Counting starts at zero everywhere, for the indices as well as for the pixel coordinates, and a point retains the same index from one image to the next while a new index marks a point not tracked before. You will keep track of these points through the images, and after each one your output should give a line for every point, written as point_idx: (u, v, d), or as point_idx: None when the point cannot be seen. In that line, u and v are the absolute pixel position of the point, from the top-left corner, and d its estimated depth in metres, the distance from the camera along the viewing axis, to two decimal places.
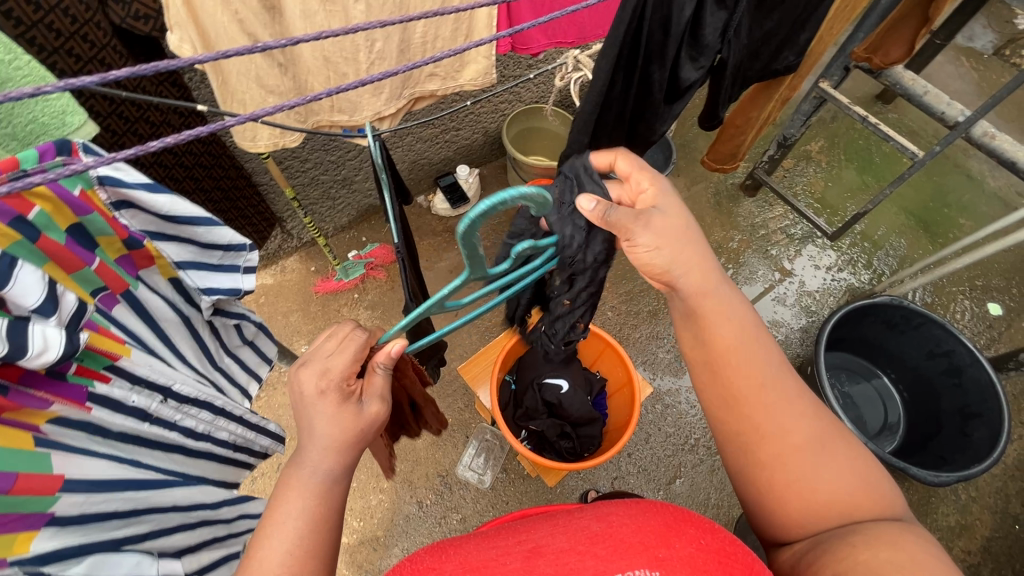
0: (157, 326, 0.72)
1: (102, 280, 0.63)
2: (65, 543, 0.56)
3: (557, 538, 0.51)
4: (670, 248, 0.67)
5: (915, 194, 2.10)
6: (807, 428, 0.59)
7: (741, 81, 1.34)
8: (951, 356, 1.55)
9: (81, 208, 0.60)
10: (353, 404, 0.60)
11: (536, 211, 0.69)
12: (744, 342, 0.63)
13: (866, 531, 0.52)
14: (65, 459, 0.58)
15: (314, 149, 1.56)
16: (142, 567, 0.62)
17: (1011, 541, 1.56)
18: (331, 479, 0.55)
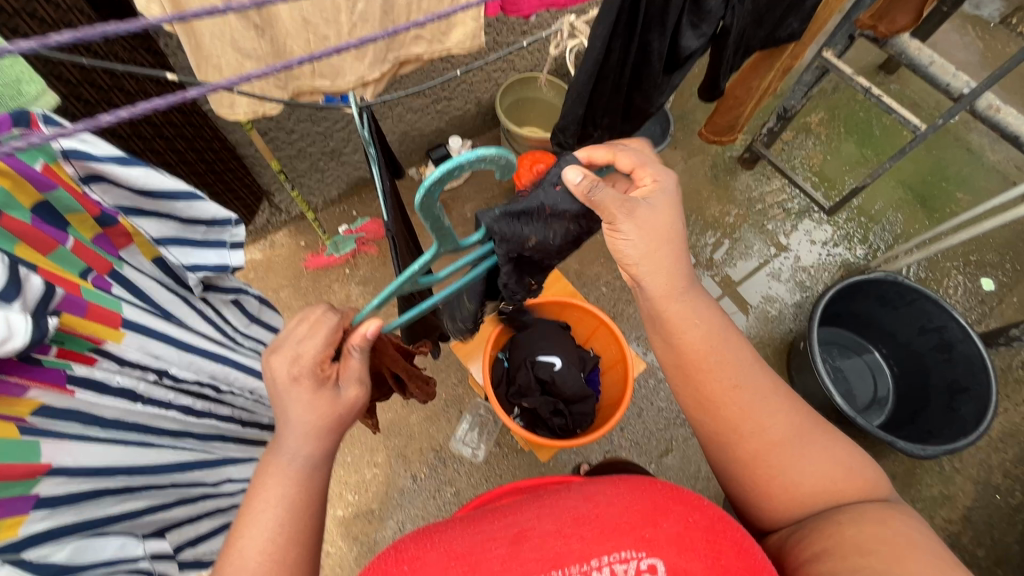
0: (159, 306, 0.70)
1: (83, 261, 0.61)
2: (55, 523, 0.57)
3: (543, 521, 0.50)
4: (642, 245, 0.67)
5: (914, 168, 2.08)
6: (784, 424, 0.61)
7: (744, 50, 1.30)
8: (942, 332, 1.55)
9: (43, 183, 0.57)
10: (330, 387, 0.59)
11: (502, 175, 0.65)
12: (716, 342, 0.64)
13: (848, 514, 0.55)
14: (55, 446, 0.57)
15: (300, 120, 1.51)
16: (128, 548, 0.63)
17: (991, 510, 1.61)
18: (310, 465, 0.56)
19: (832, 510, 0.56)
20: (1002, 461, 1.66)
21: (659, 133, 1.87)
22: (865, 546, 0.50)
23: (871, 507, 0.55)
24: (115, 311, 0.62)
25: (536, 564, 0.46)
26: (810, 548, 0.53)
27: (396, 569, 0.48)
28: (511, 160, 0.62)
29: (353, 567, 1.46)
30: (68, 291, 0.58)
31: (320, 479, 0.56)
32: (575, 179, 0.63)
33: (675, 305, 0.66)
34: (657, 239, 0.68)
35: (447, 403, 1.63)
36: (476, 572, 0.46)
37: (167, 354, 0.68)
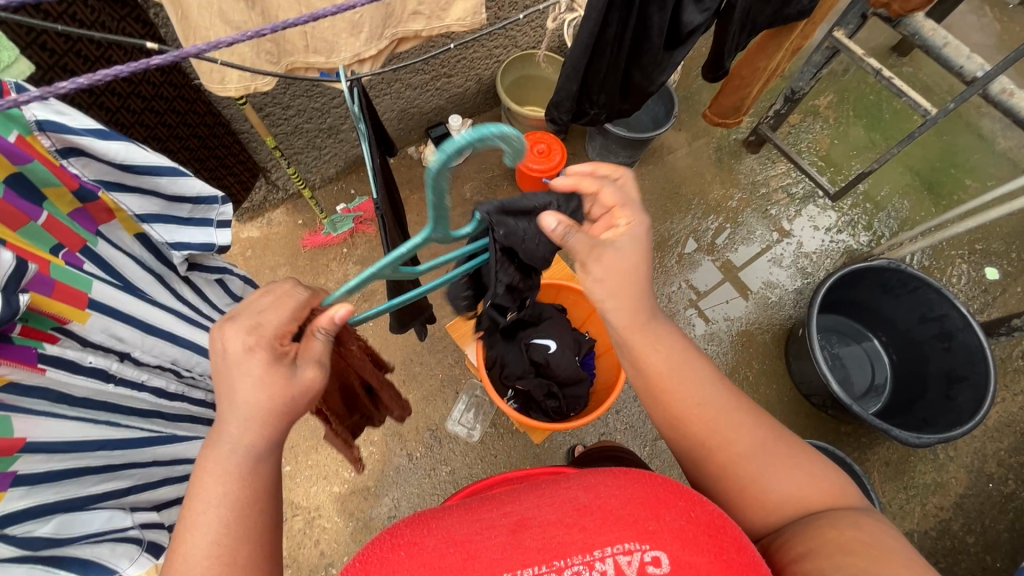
0: (125, 280, 0.67)
1: (54, 236, 0.60)
2: (34, 501, 0.59)
3: (543, 510, 0.50)
4: (614, 285, 0.66)
5: (923, 154, 2.04)
6: (750, 438, 0.61)
7: (751, 28, 1.26)
8: (943, 321, 1.54)
9: (18, 156, 0.56)
10: (287, 365, 0.57)
11: (512, 162, 0.65)
12: (676, 365, 0.64)
13: (826, 519, 0.54)
14: (27, 422, 0.58)
15: (296, 95, 1.48)
16: (115, 521, 0.67)
17: (983, 498, 1.61)
18: (252, 455, 0.54)
19: (810, 516, 0.56)
20: (997, 450, 1.67)
21: (663, 114, 1.83)
22: (849, 545, 0.50)
23: (845, 513, 0.55)
24: (83, 290, 0.61)
25: (536, 554, 0.46)
26: (793, 550, 0.53)
27: (392, 554, 0.48)
28: (523, 147, 0.63)
29: (349, 541, 1.48)
30: (38, 269, 0.57)
31: (266, 469, 0.55)
32: (548, 224, 0.63)
33: (637, 334, 0.66)
34: (629, 269, 0.66)
35: (443, 383, 1.63)
36: (475, 560, 0.46)
37: (134, 337, 0.67)
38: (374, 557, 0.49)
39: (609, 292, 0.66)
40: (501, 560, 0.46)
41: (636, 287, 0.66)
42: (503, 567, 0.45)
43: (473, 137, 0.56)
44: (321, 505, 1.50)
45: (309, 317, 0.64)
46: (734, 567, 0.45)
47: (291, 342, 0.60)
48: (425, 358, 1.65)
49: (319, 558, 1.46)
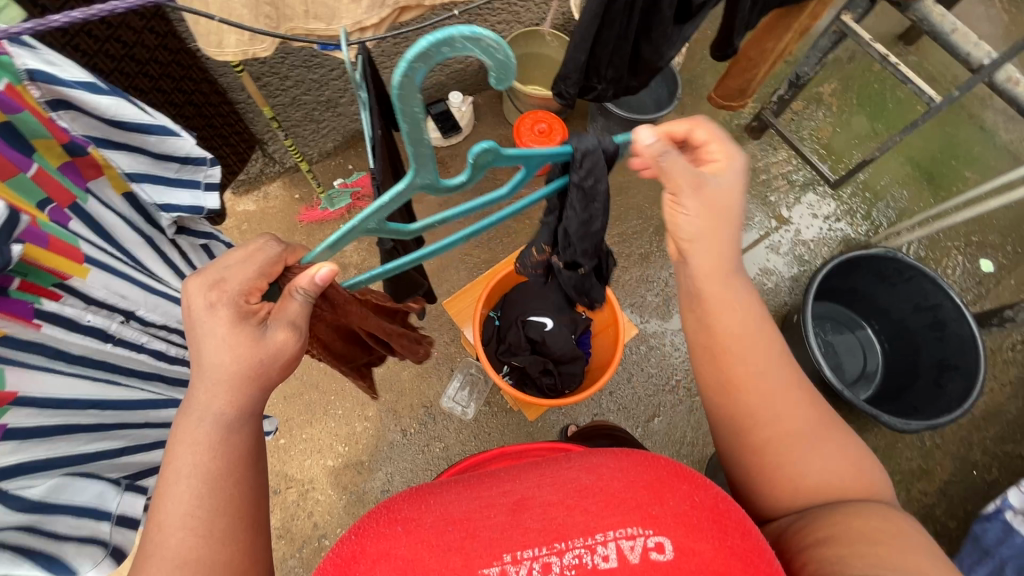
0: (121, 248, 0.68)
1: (44, 190, 0.59)
2: (24, 457, 0.60)
3: (545, 490, 0.50)
4: (706, 227, 0.65)
5: (924, 144, 2.03)
6: (804, 419, 0.60)
7: (761, 7, 1.25)
8: (937, 310, 1.55)
9: (9, 105, 0.55)
10: (256, 325, 0.57)
11: (499, 84, 0.55)
12: (749, 333, 0.63)
13: (851, 506, 0.55)
14: (23, 375, 0.58)
15: (294, 65, 1.46)
16: (103, 497, 0.69)
17: (966, 485, 1.64)
18: (223, 426, 0.55)
19: (835, 503, 0.57)
20: (982, 439, 1.69)
21: (666, 97, 1.81)
22: (872, 536, 0.51)
23: (872, 505, 0.56)
24: (74, 247, 0.60)
25: (538, 535, 0.46)
26: (813, 533, 0.53)
27: (390, 529, 0.48)
28: (509, 61, 0.52)
29: (342, 514, 1.50)
30: (30, 222, 0.55)
31: (241, 438, 0.56)
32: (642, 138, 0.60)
33: (711, 290, 0.65)
34: (723, 207, 0.65)
35: (439, 361, 1.63)
36: (474, 538, 0.46)
37: (133, 294, 0.67)
38: (372, 530, 0.49)
39: (700, 237, 0.64)
40: (501, 539, 0.46)
41: (723, 230, 0.65)
42: (502, 546, 0.45)
43: (439, 49, 0.50)
44: (315, 478, 1.52)
45: (283, 274, 0.64)
46: (737, 555, 0.45)
47: (261, 301, 0.60)
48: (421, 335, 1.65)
49: (312, 530, 1.48)
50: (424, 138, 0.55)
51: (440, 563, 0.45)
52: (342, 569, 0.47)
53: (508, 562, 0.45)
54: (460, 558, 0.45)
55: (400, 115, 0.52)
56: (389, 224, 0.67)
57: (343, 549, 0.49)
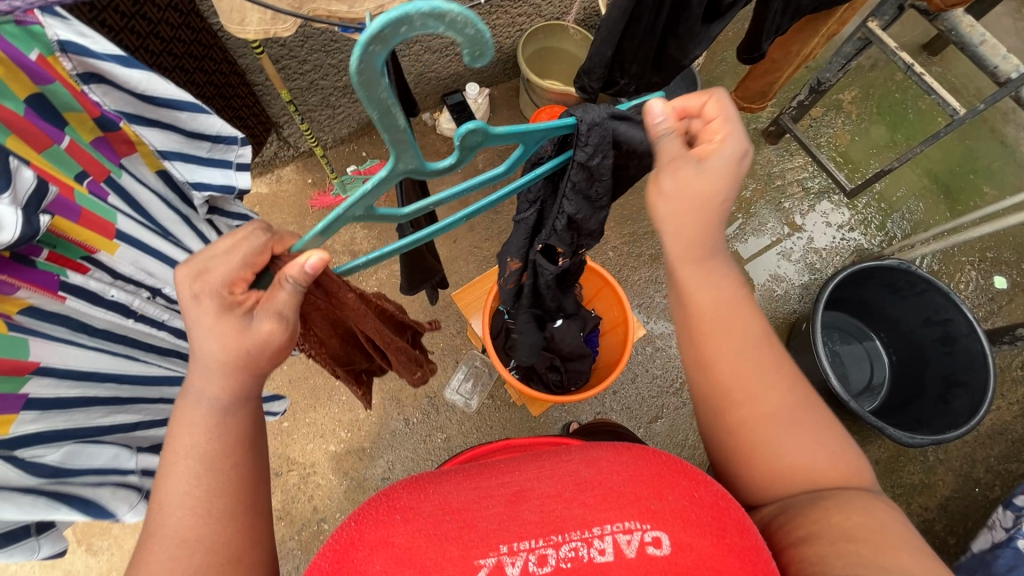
0: (156, 222, 0.70)
1: (78, 162, 0.60)
2: (45, 426, 0.62)
3: (544, 482, 0.50)
4: (676, 208, 0.63)
5: (943, 157, 2.00)
6: (780, 400, 0.60)
7: (793, 10, 1.24)
8: (947, 325, 1.53)
9: (40, 76, 0.56)
10: (241, 316, 0.55)
11: (475, 63, 0.48)
12: (725, 309, 0.64)
13: (832, 500, 0.54)
14: (43, 347, 0.61)
15: (313, 49, 1.45)
16: (119, 459, 0.71)
17: (967, 502, 1.64)
18: (220, 409, 0.55)
19: (818, 494, 0.55)
20: (986, 457, 1.68)
21: None
22: (852, 533, 0.50)
23: (851, 492, 0.55)
24: (109, 221, 0.62)
25: (535, 527, 0.46)
26: (794, 532, 0.53)
27: (388, 517, 0.48)
28: (482, 36, 0.46)
29: (342, 499, 1.51)
30: (62, 194, 0.57)
31: (240, 418, 0.56)
32: (653, 114, 0.59)
33: (688, 269, 0.65)
34: (708, 192, 0.62)
35: (444, 352, 1.63)
36: (472, 528, 0.46)
37: (161, 272, 0.69)
38: (369, 518, 0.49)
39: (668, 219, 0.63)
40: (498, 530, 0.46)
41: (703, 215, 0.63)
42: (499, 537, 0.45)
43: (397, 30, 0.45)
44: (317, 462, 1.53)
45: (272, 262, 0.60)
46: (737, 552, 0.45)
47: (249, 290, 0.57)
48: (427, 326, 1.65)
49: (312, 513, 1.49)
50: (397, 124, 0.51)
51: (438, 552, 0.45)
52: (340, 555, 0.47)
53: (505, 552, 0.44)
54: (457, 547, 0.45)
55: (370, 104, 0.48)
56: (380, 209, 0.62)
57: (343, 535, 0.49)
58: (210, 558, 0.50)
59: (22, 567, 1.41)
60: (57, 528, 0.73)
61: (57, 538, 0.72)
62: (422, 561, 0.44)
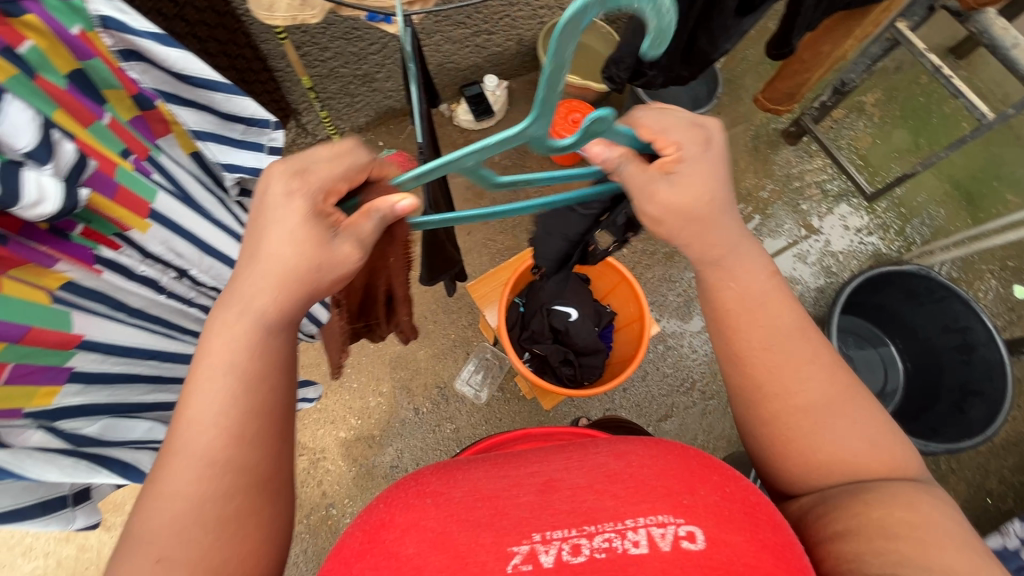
0: (182, 188, 0.71)
1: (121, 139, 0.63)
2: (87, 400, 0.64)
3: (574, 473, 0.50)
4: (676, 225, 0.64)
5: (966, 163, 1.97)
6: (816, 391, 0.59)
7: (825, 6, 1.22)
8: (966, 333, 1.51)
9: (81, 51, 0.58)
10: (326, 228, 0.55)
11: (651, 50, 0.51)
12: (753, 304, 0.63)
13: (873, 492, 0.54)
14: (86, 320, 0.62)
15: (335, 36, 1.45)
16: (154, 431, 0.73)
17: (979, 512, 1.62)
18: (264, 327, 0.54)
19: (855, 486, 0.55)
20: (1000, 468, 1.66)
21: (704, 95, 1.75)
22: (889, 529, 0.50)
23: (895, 485, 0.55)
24: (144, 199, 0.64)
25: (566, 517, 0.45)
26: (831, 526, 0.53)
27: (419, 501, 0.49)
28: (667, 30, 0.50)
29: (351, 485, 1.52)
30: (101, 169, 0.60)
31: (280, 340, 0.55)
32: (597, 154, 0.61)
33: (713, 269, 0.65)
34: (693, 198, 0.62)
35: (455, 343, 1.64)
36: (503, 516, 0.46)
37: (188, 254, 0.71)
38: (398, 500, 0.50)
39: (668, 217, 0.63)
40: (530, 520, 0.46)
41: (707, 218, 0.63)
42: (531, 525, 0.45)
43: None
44: (327, 448, 1.54)
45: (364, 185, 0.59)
46: (770, 547, 0.44)
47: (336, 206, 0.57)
48: (440, 316, 1.65)
49: (320, 498, 1.50)
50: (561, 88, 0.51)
51: (470, 537, 0.44)
52: (370, 534, 0.47)
53: (537, 541, 0.44)
54: (490, 535, 0.44)
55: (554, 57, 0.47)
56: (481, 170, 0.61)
57: (371, 517, 0.50)
58: (237, 481, 0.50)
59: (37, 539, 1.44)
60: (90, 501, 0.75)
61: (91, 511, 0.74)
62: (458, 545, 0.44)
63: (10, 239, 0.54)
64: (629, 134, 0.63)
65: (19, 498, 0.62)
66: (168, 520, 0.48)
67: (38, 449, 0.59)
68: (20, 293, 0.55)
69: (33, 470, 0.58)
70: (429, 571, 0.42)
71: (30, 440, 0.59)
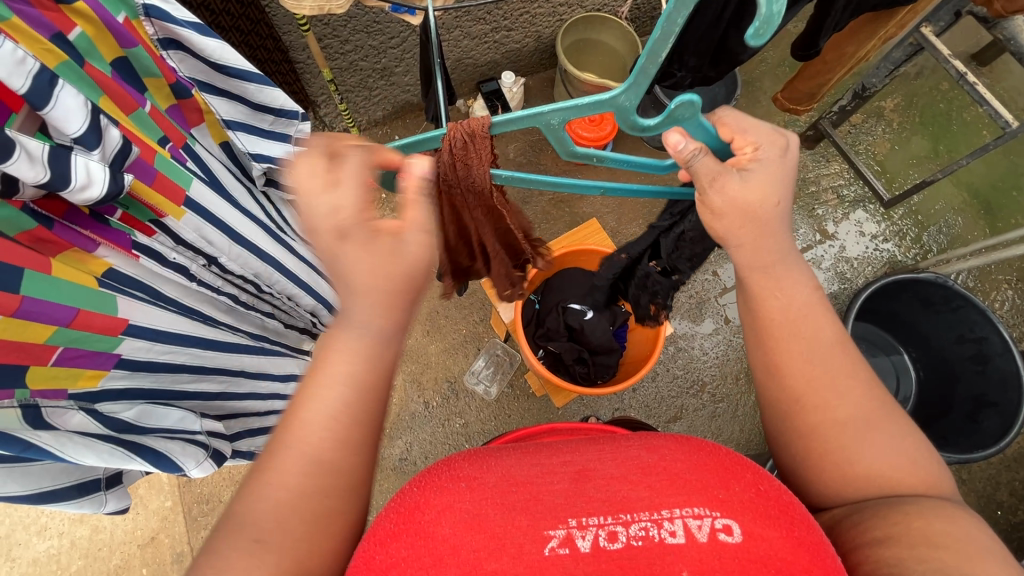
0: (214, 176, 0.73)
1: (160, 128, 0.65)
2: (133, 384, 0.67)
3: (607, 463, 0.51)
4: (734, 221, 0.66)
5: (986, 171, 1.95)
6: (855, 404, 0.60)
7: (852, 8, 1.21)
8: (981, 343, 1.49)
9: (126, 40, 0.59)
10: (389, 237, 0.56)
11: (755, 40, 0.57)
12: (799, 314, 0.63)
13: (913, 505, 0.54)
14: (130, 306, 0.63)
15: (356, 30, 1.46)
16: (186, 422, 0.73)
17: (989, 524, 1.61)
18: (379, 340, 0.55)
19: (892, 499, 0.55)
20: (1011, 480, 1.65)
21: (723, 97, 1.74)
22: (936, 539, 0.49)
23: (926, 500, 0.55)
24: (182, 186, 0.65)
25: (602, 505, 0.46)
26: (871, 532, 0.52)
27: (453, 484, 0.50)
28: (773, 18, 0.55)
29: None
30: (142, 156, 0.61)
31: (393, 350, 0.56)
32: (675, 144, 0.65)
33: (756, 274, 0.66)
34: (759, 198, 0.65)
35: (466, 339, 1.64)
36: (537, 501, 0.48)
37: (218, 242, 0.71)
38: (433, 481, 0.51)
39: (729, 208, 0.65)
40: (565, 505, 0.47)
41: (761, 223, 0.65)
42: (567, 512, 0.46)
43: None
44: None
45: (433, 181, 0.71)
46: (805, 544, 0.45)
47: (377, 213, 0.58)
48: (451, 311, 1.66)
49: None
50: (663, 56, 0.60)
51: (506, 519, 0.46)
52: (404, 517, 0.48)
53: (573, 526, 0.45)
54: (527, 519, 0.46)
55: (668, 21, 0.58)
56: (562, 133, 0.70)
57: (406, 499, 0.50)
58: (344, 473, 0.52)
59: (52, 519, 1.47)
60: (123, 485, 0.76)
61: (121, 495, 0.75)
62: (494, 527, 0.45)
63: (55, 222, 0.57)
64: (710, 129, 0.69)
65: (58, 479, 0.64)
66: (278, 502, 0.49)
67: (78, 433, 0.61)
68: (70, 277, 0.57)
69: (74, 454, 0.59)
70: (467, 550, 0.44)
71: (71, 422, 0.60)
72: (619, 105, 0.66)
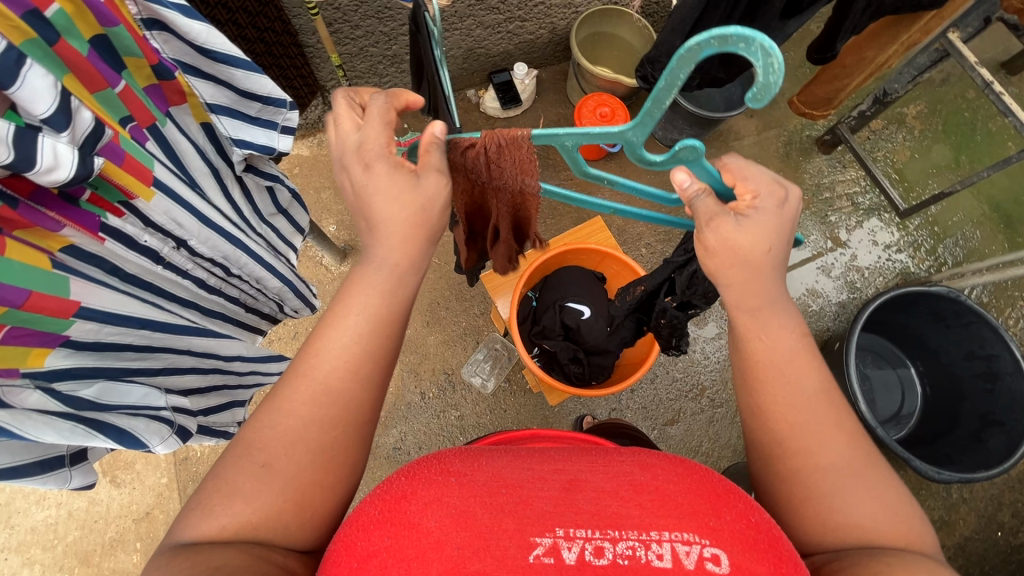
0: (186, 171, 0.74)
1: (126, 107, 0.64)
2: (76, 363, 0.65)
3: (598, 476, 0.50)
4: (726, 261, 0.65)
5: (1009, 184, 1.89)
6: (838, 455, 0.58)
7: (875, 10, 1.17)
8: (991, 361, 1.46)
9: (106, 18, 0.58)
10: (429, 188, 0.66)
11: (753, 104, 0.57)
12: (783, 360, 0.62)
13: (894, 558, 0.52)
14: (83, 287, 0.63)
15: (367, 14, 1.44)
16: (149, 398, 0.73)
17: (988, 544, 1.58)
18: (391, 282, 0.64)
19: (870, 550, 0.54)
20: (1014, 501, 1.61)
21: (738, 97, 1.69)
22: None
23: (909, 555, 0.53)
24: (147, 167, 0.66)
25: (591, 518, 0.46)
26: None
27: (442, 478, 0.49)
28: (770, 86, 0.56)
29: None
30: (111, 138, 0.61)
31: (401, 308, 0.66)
32: (681, 181, 0.65)
33: (743, 315, 0.64)
34: (753, 243, 0.64)
35: (465, 332, 1.63)
36: (527, 507, 0.47)
37: (190, 226, 0.72)
38: (423, 475, 0.50)
39: (722, 249, 0.64)
40: (553, 514, 0.46)
41: (753, 268, 0.64)
42: (555, 521, 0.45)
43: (737, 42, 0.54)
44: None
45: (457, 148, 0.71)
46: None
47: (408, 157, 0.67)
48: (453, 304, 1.65)
49: None
50: (667, 103, 0.60)
51: (494, 521, 0.45)
52: (392, 505, 0.47)
53: (560, 536, 0.45)
54: (514, 523, 0.45)
55: (678, 74, 0.57)
56: (576, 155, 0.71)
57: (393, 487, 0.50)
58: (329, 436, 0.59)
59: (51, 489, 1.49)
60: (88, 462, 0.76)
61: (87, 472, 0.76)
62: (481, 527, 0.45)
63: (21, 202, 0.57)
64: (715, 174, 0.68)
65: (18, 455, 0.64)
66: (277, 430, 0.57)
67: (37, 411, 0.62)
68: (21, 257, 0.57)
69: (32, 432, 0.60)
70: (451, 547, 0.44)
71: (28, 401, 0.61)
72: (629, 140, 0.65)
